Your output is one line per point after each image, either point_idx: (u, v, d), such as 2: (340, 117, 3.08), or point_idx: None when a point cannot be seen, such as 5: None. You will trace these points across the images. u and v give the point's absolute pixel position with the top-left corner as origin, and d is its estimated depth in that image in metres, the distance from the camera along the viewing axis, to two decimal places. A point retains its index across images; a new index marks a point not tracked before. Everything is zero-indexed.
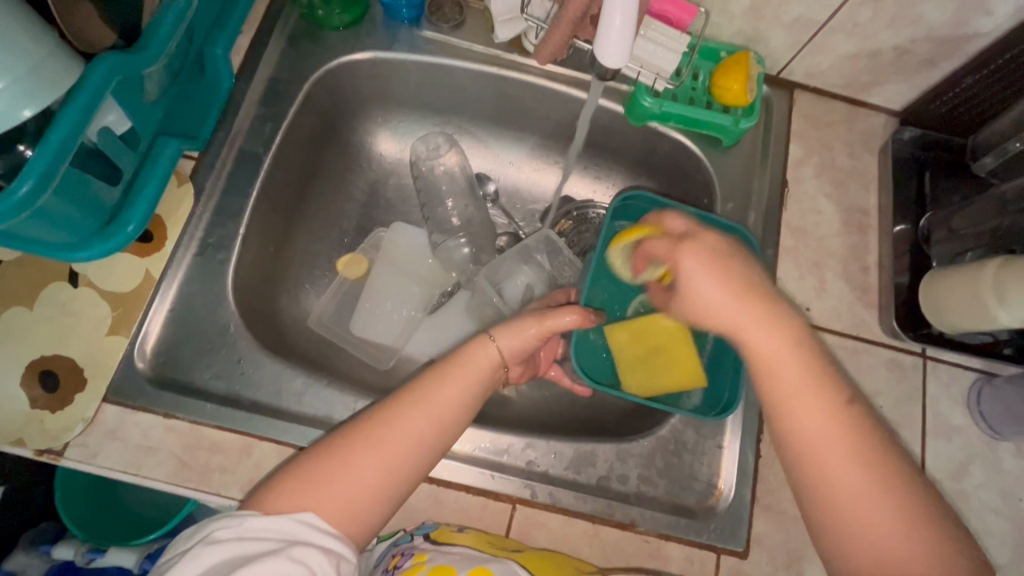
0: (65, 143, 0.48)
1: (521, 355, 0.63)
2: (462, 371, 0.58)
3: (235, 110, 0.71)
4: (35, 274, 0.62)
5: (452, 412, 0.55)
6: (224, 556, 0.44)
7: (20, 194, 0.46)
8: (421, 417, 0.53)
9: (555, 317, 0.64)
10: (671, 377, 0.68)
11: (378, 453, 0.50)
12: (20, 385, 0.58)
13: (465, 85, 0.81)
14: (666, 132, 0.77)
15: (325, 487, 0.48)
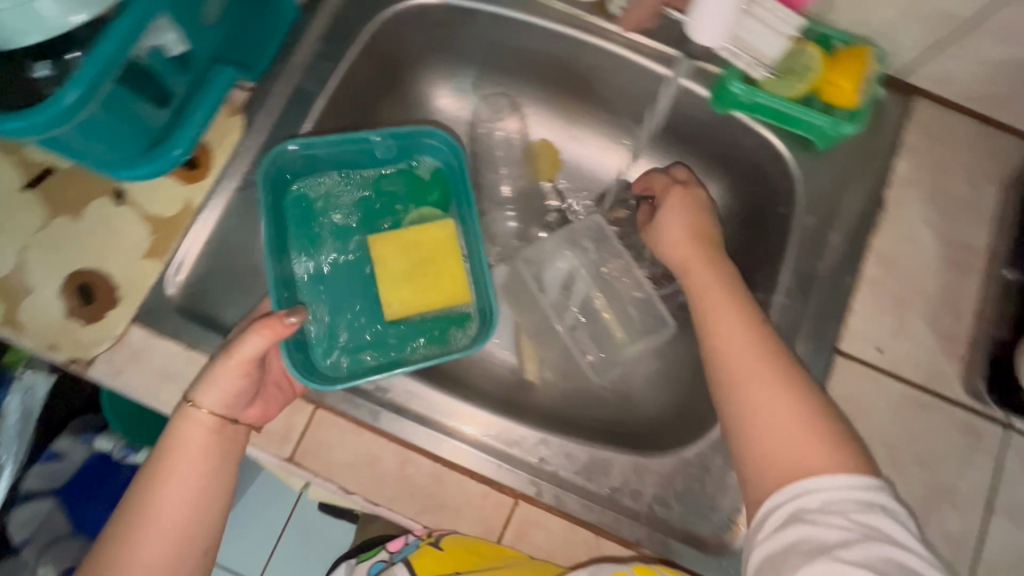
0: (114, 56, 0.46)
1: (246, 395, 0.54)
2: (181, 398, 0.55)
3: (296, 44, 0.67)
4: (84, 186, 0.62)
5: (198, 481, 0.52)
6: None
7: (64, 105, 0.45)
8: (170, 492, 0.51)
9: (242, 346, 0.52)
10: (425, 297, 0.71)
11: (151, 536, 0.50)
12: (58, 294, 0.60)
13: (538, 47, 0.74)
14: (754, 126, 0.68)
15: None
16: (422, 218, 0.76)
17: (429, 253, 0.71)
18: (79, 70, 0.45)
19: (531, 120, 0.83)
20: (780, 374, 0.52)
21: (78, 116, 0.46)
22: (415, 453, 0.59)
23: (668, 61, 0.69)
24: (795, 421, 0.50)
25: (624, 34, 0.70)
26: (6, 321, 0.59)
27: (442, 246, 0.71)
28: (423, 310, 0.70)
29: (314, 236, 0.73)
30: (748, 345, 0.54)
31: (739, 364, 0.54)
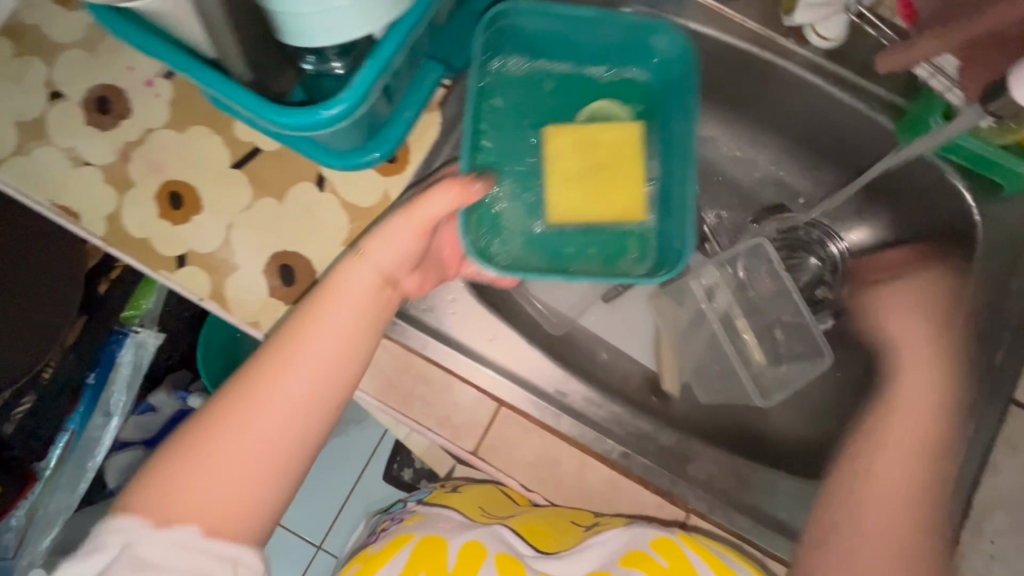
0: (375, 75, 0.47)
1: (409, 263, 0.58)
2: (333, 292, 0.54)
3: (490, 43, 0.68)
4: (288, 169, 0.64)
5: (347, 330, 0.53)
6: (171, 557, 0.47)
7: (328, 120, 0.47)
8: (321, 334, 0.52)
9: (429, 202, 0.55)
10: (595, 204, 0.71)
11: (293, 372, 0.51)
12: (263, 273, 0.62)
13: (717, 61, 0.73)
14: (940, 164, 0.67)
15: (255, 411, 0.49)
16: (597, 114, 0.74)
17: (608, 156, 0.70)
18: (348, 82, 0.47)
19: None
20: (931, 422, 0.60)
21: (333, 125, 0.48)
22: (593, 458, 0.61)
23: (859, 91, 0.69)
24: (925, 435, 0.58)
25: (816, 58, 0.69)
26: (214, 295, 0.62)
27: (626, 146, 0.71)
28: (593, 218, 0.71)
29: (510, 125, 0.75)
30: (920, 379, 0.63)
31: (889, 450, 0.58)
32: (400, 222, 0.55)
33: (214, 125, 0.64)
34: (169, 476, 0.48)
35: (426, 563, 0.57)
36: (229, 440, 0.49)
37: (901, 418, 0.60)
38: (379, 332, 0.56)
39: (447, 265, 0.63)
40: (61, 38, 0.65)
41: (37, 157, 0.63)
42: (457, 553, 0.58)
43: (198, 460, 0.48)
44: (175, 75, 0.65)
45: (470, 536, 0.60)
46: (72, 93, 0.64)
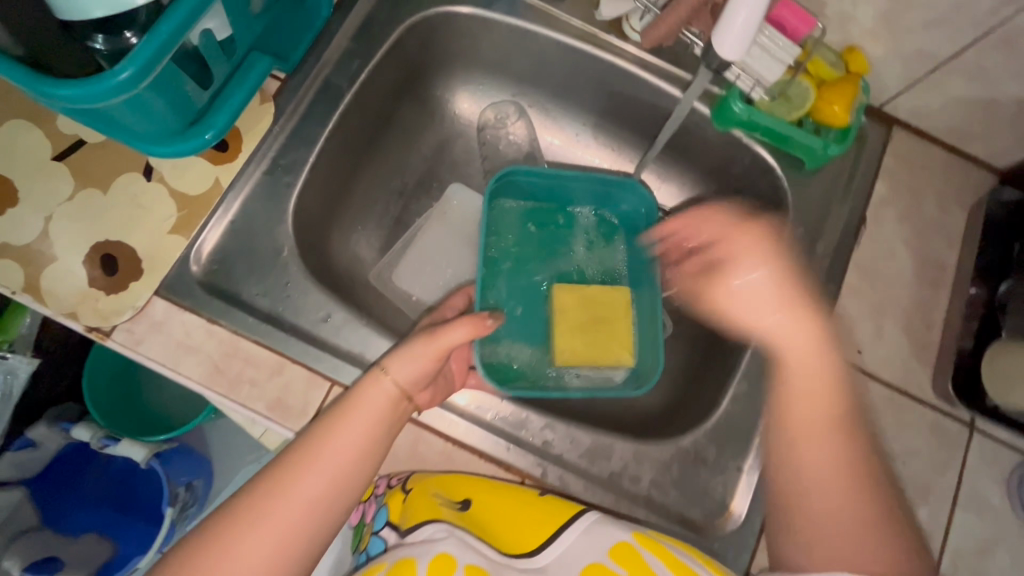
0: (170, 37, 0.49)
1: (425, 379, 0.56)
2: (356, 409, 0.52)
3: (327, 40, 0.71)
4: (114, 160, 0.64)
5: (362, 430, 0.52)
6: None
7: (118, 80, 0.48)
8: (333, 435, 0.51)
9: (448, 332, 0.57)
10: (594, 353, 0.72)
11: (317, 473, 0.49)
12: (82, 262, 0.61)
13: (552, 58, 0.79)
14: (749, 143, 0.74)
15: (267, 509, 0.47)
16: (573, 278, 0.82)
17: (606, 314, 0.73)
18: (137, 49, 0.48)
19: (538, 126, 0.88)
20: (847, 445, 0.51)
21: (126, 90, 0.49)
22: (428, 433, 0.61)
23: (675, 79, 0.75)
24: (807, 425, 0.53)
25: (636, 52, 0.75)
26: (29, 286, 0.60)
27: (619, 310, 0.74)
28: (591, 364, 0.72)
29: (510, 266, 0.81)
30: (801, 340, 0.55)
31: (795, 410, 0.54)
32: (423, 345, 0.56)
33: (36, 118, 0.64)
34: (179, 570, 0.45)
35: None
36: (223, 540, 0.45)
37: (799, 404, 0.53)
38: (394, 432, 0.54)
39: (454, 377, 0.63)
40: None
41: None
42: (429, 564, 0.50)
43: (204, 566, 0.44)
44: None
45: (441, 548, 0.51)
46: None
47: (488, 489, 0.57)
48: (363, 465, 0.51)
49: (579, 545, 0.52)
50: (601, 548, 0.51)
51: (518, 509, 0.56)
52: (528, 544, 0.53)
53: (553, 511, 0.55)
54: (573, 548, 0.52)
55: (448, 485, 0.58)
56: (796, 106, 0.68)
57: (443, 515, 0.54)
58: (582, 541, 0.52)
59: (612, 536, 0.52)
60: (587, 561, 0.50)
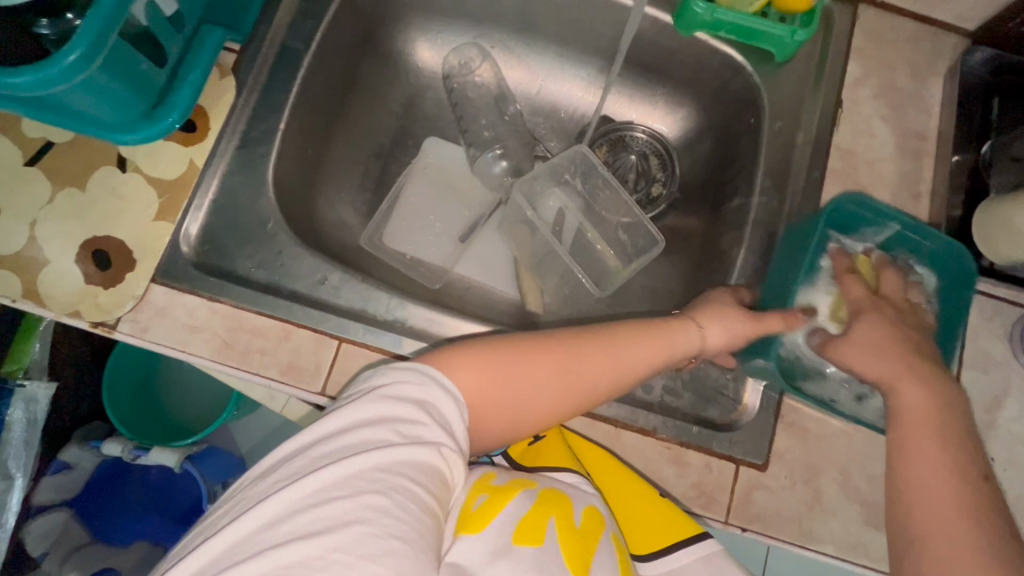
0: (113, 12, 0.48)
1: (723, 346, 0.61)
2: (665, 339, 0.58)
3: (276, 4, 0.70)
4: (85, 157, 0.64)
5: (669, 355, 0.58)
6: (362, 465, 0.40)
7: (67, 63, 0.47)
8: (650, 345, 0.57)
9: (761, 316, 0.60)
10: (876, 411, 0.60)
11: (617, 366, 0.54)
12: (75, 261, 0.61)
13: None
14: (716, 45, 0.74)
15: (593, 360, 0.54)
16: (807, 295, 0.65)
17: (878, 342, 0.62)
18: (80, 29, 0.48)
19: (503, 64, 0.87)
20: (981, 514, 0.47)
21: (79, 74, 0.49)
22: None
23: None
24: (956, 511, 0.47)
25: None
26: (27, 292, 0.60)
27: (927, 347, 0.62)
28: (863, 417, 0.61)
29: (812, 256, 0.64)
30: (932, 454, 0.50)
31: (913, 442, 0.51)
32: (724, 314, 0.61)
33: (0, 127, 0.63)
34: (483, 361, 0.50)
35: (554, 509, 0.49)
36: (547, 355, 0.52)
37: (924, 490, 0.49)
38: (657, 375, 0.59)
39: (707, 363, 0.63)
40: None
41: None
42: (582, 513, 0.51)
43: (508, 369, 0.50)
44: None
45: (590, 501, 0.53)
46: None
47: (622, 472, 0.59)
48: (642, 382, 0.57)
49: (693, 564, 0.55)
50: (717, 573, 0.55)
51: (644, 509, 0.57)
52: (647, 545, 0.57)
53: (684, 520, 0.56)
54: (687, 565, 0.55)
55: (587, 454, 0.61)
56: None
57: (584, 475, 0.56)
58: (699, 562, 0.55)
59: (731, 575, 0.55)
60: None
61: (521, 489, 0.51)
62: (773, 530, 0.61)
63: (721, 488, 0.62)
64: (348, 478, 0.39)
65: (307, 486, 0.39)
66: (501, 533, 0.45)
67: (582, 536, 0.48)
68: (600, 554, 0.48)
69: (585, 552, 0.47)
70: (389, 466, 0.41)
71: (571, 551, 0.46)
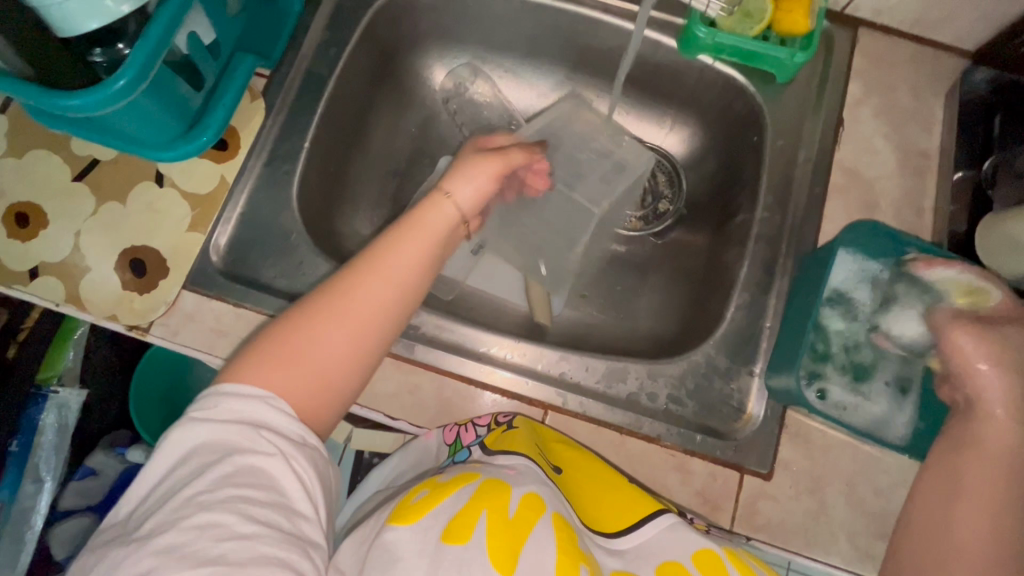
0: (159, 43, 0.53)
1: (476, 207, 0.63)
2: (419, 228, 0.57)
3: (304, 33, 0.75)
4: (127, 173, 0.69)
5: (421, 246, 0.56)
6: (189, 494, 0.43)
7: (117, 89, 0.52)
8: (413, 243, 0.56)
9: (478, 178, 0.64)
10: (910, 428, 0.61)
11: (376, 282, 0.52)
12: (115, 268, 0.66)
13: (518, 17, 0.82)
14: (718, 67, 0.77)
15: (369, 286, 0.52)
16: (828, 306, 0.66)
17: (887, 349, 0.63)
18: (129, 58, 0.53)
19: (513, 87, 0.91)
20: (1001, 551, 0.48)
21: (127, 98, 0.54)
22: (451, 379, 0.65)
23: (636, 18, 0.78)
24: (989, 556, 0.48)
25: None
26: (70, 297, 0.65)
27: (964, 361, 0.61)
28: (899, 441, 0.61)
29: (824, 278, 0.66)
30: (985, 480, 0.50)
31: (968, 476, 0.51)
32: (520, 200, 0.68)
33: (51, 146, 0.69)
34: (259, 361, 0.48)
35: (488, 501, 0.50)
36: (330, 318, 0.50)
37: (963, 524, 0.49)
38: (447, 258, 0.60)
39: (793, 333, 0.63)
40: None
41: None
42: (520, 500, 0.50)
43: (286, 351, 0.48)
44: (9, 109, 0.70)
45: (534, 489, 0.52)
46: None
47: (588, 467, 0.60)
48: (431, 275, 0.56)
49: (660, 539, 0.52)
50: (684, 547, 0.51)
51: (607, 491, 0.57)
52: (614, 524, 0.55)
53: (645, 500, 0.56)
54: (655, 543, 0.52)
55: (561, 449, 0.61)
56: (749, 23, 0.71)
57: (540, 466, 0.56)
58: (665, 535, 0.52)
59: (700, 543, 0.51)
60: (664, 557, 0.51)
61: (463, 484, 0.52)
62: (779, 540, 0.61)
63: (725, 496, 0.62)
64: (167, 518, 0.42)
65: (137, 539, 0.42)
66: (431, 523, 0.48)
67: (514, 527, 0.48)
68: (533, 539, 0.47)
69: (515, 543, 0.47)
70: (170, 516, 0.42)
71: (498, 543, 0.47)
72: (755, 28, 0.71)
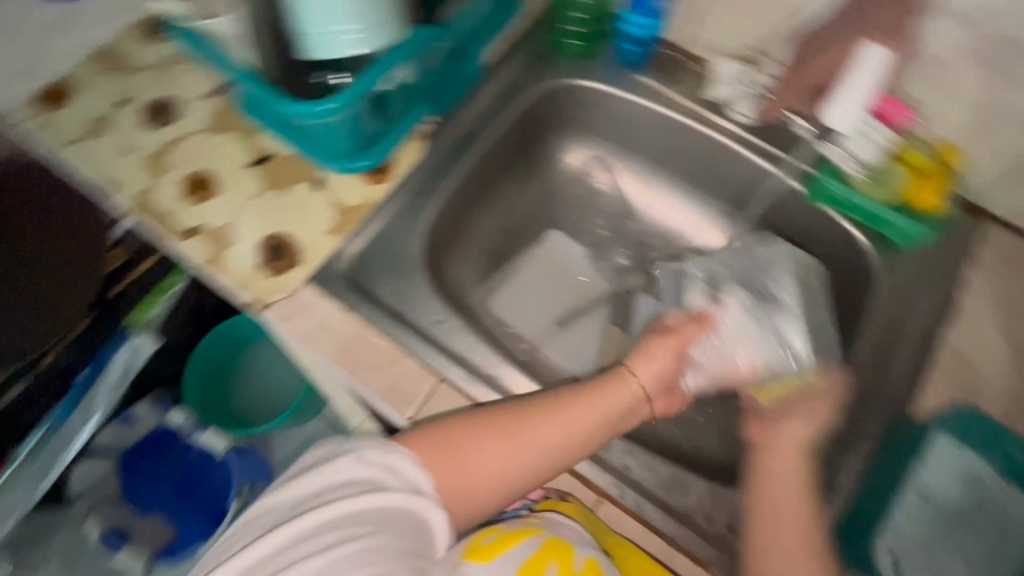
0: (370, 82, 0.64)
1: (661, 384, 0.70)
2: (604, 397, 0.65)
3: (473, 95, 0.84)
4: (292, 170, 0.78)
5: (601, 414, 0.64)
6: (348, 509, 0.52)
7: (327, 109, 0.63)
8: (594, 409, 0.64)
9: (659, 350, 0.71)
10: None
11: (554, 427, 0.61)
12: (257, 247, 0.74)
13: (660, 128, 0.89)
14: (839, 220, 0.80)
15: (548, 433, 0.61)
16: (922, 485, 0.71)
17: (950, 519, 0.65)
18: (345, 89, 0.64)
19: (633, 184, 0.98)
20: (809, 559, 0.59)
21: (330, 117, 0.65)
22: None
23: (771, 157, 0.83)
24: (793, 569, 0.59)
25: (738, 131, 0.84)
26: (211, 262, 0.73)
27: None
28: None
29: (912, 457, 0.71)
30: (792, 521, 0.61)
31: (770, 492, 0.62)
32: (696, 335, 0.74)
33: (240, 132, 0.80)
34: (434, 443, 0.58)
35: (557, 555, 0.55)
36: (506, 444, 0.59)
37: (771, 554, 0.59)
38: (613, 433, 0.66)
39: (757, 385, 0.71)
40: (139, 62, 0.84)
41: (99, 145, 0.79)
42: (582, 564, 0.55)
43: (458, 450, 0.58)
44: (219, 94, 0.82)
45: (594, 554, 0.57)
46: (135, 99, 0.82)
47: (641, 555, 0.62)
48: (596, 445, 0.62)
49: None
50: None
51: None
52: None
53: None
54: None
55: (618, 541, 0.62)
56: (884, 192, 0.76)
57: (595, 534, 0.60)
58: None
59: None
60: None
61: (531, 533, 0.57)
62: None
63: None
64: (325, 523, 0.51)
65: (292, 534, 0.50)
66: (508, 563, 0.54)
67: None
68: None
69: None
70: (323, 525, 0.51)
71: None
72: (888, 198, 0.76)
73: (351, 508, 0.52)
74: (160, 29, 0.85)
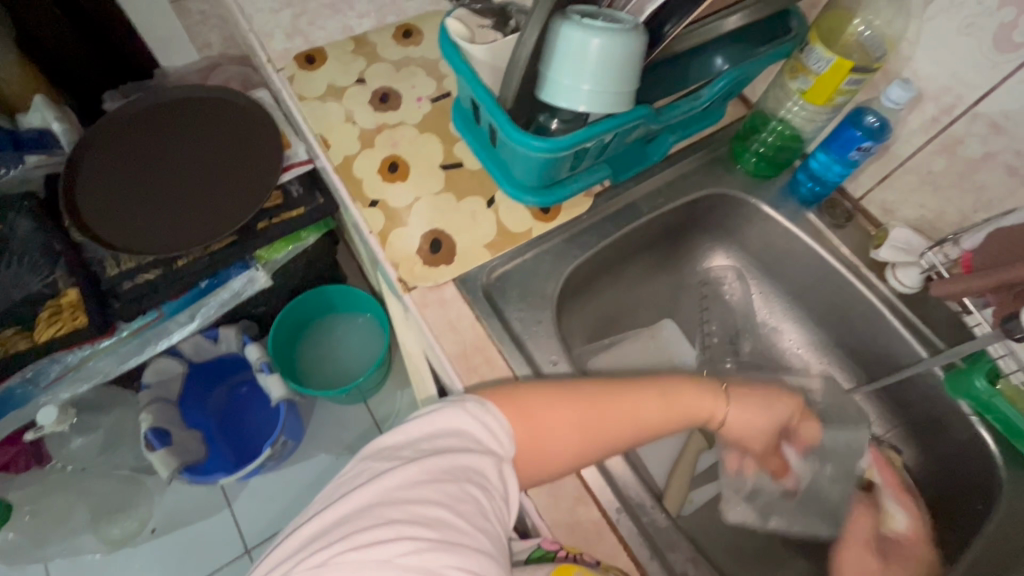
0: (579, 138, 0.70)
1: (736, 425, 0.73)
2: (683, 399, 0.69)
3: (649, 176, 0.91)
4: (473, 184, 0.86)
5: (679, 410, 0.68)
6: (458, 460, 0.54)
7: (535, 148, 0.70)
8: (661, 401, 0.67)
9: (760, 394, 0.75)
10: None
11: (630, 405, 0.66)
12: (421, 236, 0.81)
13: (811, 266, 0.91)
14: (975, 421, 0.77)
15: (622, 407, 0.65)
16: None
17: None
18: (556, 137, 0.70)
19: (762, 309, 1.00)
20: None
21: (533, 155, 0.71)
22: (592, 499, 0.67)
23: (918, 332, 0.81)
24: None
25: (892, 297, 0.83)
26: (380, 233, 0.81)
27: None
28: None
29: None
30: None
31: None
32: (766, 413, 0.73)
33: (443, 138, 0.90)
34: (508, 396, 0.62)
35: None
36: (578, 411, 0.63)
37: None
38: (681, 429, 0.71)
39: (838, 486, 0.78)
40: (383, 55, 0.97)
41: (327, 109, 0.92)
42: None
43: (531, 407, 0.62)
44: (437, 101, 0.93)
45: None
46: (369, 83, 0.94)
47: None
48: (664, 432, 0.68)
49: None
50: None
51: None
52: None
53: None
54: None
55: None
56: None
57: None
58: None
59: None
60: None
61: None
62: None
63: None
64: (434, 472, 0.52)
65: (402, 479, 0.51)
66: None
67: None
68: None
69: None
70: (433, 472, 0.52)
71: None
72: None
73: (457, 460, 0.54)
74: (409, 36, 0.99)
